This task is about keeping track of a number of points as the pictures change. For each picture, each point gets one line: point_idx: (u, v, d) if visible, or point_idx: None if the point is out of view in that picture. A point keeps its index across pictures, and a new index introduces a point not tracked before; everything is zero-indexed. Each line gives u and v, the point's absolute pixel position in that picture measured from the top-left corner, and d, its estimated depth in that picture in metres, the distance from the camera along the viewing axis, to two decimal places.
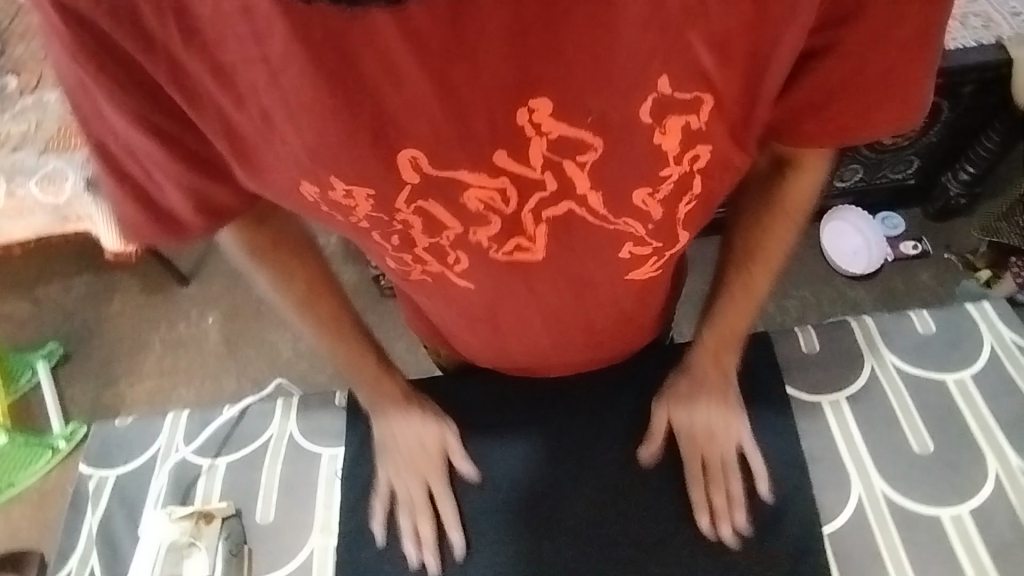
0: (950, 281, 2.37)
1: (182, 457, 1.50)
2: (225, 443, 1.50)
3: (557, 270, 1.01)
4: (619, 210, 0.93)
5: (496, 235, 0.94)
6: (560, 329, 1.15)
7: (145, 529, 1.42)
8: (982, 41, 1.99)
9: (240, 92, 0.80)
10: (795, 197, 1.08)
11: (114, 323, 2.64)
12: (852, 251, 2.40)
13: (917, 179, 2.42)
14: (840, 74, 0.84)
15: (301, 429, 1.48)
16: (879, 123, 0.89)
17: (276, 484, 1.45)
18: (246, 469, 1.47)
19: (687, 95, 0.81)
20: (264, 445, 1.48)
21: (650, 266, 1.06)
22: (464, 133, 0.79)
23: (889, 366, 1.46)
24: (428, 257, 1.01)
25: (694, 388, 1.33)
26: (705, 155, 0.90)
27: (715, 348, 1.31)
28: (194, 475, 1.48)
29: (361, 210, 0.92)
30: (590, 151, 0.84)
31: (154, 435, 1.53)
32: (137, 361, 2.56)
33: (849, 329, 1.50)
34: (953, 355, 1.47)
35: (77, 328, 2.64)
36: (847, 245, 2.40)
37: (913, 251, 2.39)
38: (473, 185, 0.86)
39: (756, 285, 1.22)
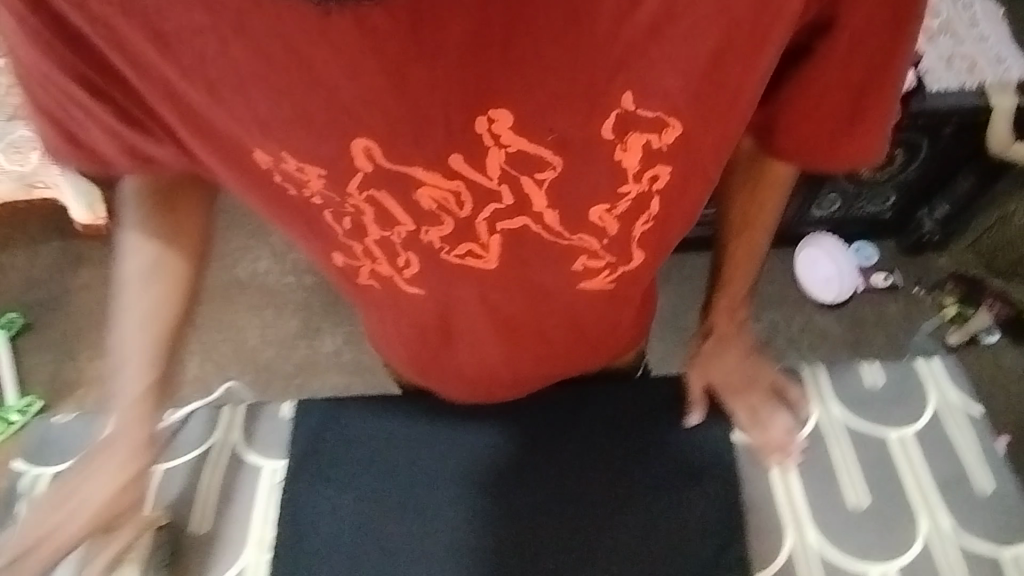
0: (917, 315, 2.41)
1: None
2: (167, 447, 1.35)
3: (510, 274, 1.02)
4: (575, 224, 0.95)
5: (448, 238, 0.94)
6: (513, 343, 1.17)
7: None
8: (965, 86, 1.99)
9: (187, 63, 0.78)
10: (777, 175, 1.09)
11: (78, 296, 2.58)
12: (824, 278, 2.41)
13: (894, 213, 2.42)
14: (806, 112, 0.91)
15: (245, 441, 1.35)
16: (845, 158, 0.95)
17: (214, 492, 1.32)
18: (189, 477, 1.33)
19: (650, 117, 0.85)
20: (205, 453, 1.35)
21: (605, 281, 1.08)
22: (420, 142, 0.80)
23: (838, 421, 1.34)
24: (377, 253, 1.00)
25: (721, 348, 1.34)
26: (663, 179, 0.94)
27: (726, 309, 1.32)
28: None
29: (314, 183, 0.89)
30: (548, 167, 0.86)
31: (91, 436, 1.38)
32: (99, 335, 2.51)
33: (803, 377, 1.37)
34: (899, 411, 1.34)
35: (40, 300, 2.58)
36: (819, 273, 2.41)
37: (884, 283, 2.43)
38: (426, 185, 0.85)
39: (753, 246, 1.22)
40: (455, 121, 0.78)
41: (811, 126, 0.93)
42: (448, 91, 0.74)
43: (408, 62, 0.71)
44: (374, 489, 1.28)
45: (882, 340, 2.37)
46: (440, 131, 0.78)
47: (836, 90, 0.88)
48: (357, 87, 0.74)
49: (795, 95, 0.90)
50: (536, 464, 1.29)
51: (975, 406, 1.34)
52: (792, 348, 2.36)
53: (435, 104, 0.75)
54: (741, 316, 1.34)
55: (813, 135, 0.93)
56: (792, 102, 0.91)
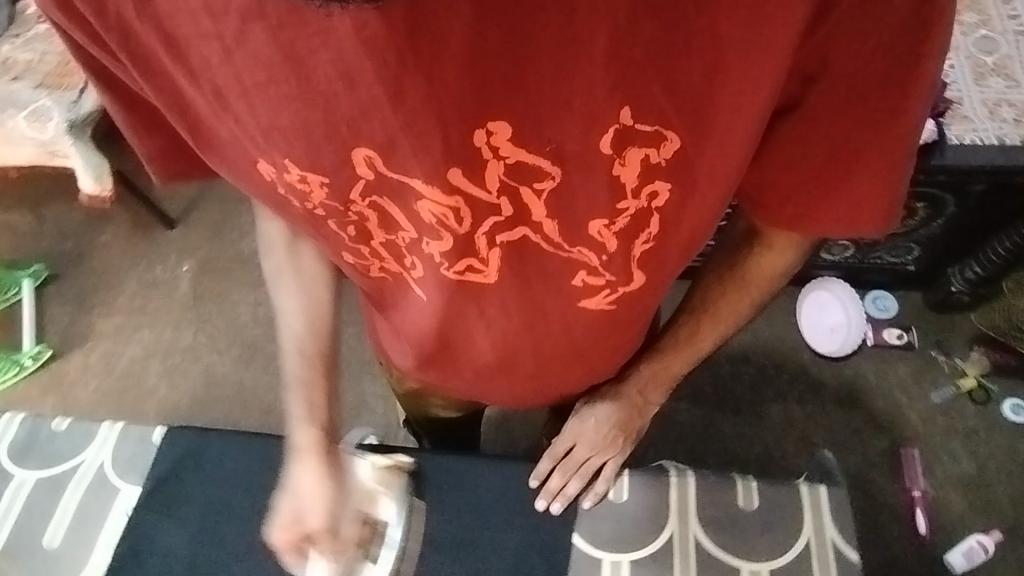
0: (930, 387, 1.20)
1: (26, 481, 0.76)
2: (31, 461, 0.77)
3: (523, 302, 0.57)
4: (571, 244, 0.51)
5: (453, 262, 0.53)
6: (477, 373, 0.67)
7: None
8: (1004, 143, 1.04)
9: (183, 63, 0.48)
10: (762, 275, 0.58)
11: (112, 257, 1.31)
12: (831, 328, 1.20)
13: (920, 265, 1.23)
14: (791, 171, 0.48)
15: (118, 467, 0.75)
16: (842, 234, 0.51)
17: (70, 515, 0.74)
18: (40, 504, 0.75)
19: (645, 130, 0.44)
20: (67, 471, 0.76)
21: (604, 301, 0.57)
22: (422, 160, 0.46)
23: (688, 543, 0.73)
24: (390, 258, 0.58)
25: (600, 419, 0.72)
26: (664, 203, 0.48)
27: (643, 381, 0.69)
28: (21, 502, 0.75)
29: (320, 199, 0.53)
30: (545, 178, 0.46)
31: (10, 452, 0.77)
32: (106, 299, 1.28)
33: (665, 489, 0.75)
34: (754, 544, 0.73)
35: (76, 256, 1.31)
36: (825, 318, 1.21)
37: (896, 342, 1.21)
38: (428, 200, 0.48)
39: (698, 344, 0.65)
40: (457, 137, 0.44)
41: (797, 202, 0.50)
42: (446, 114, 0.43)
43: (412, 85, 0.42)
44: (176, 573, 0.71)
45: (880, 406, 1.18)
46: (439, 155, 0.45)
47: (832, 139, 0.46)
48: (352, 116, 0.45)
49: (776, 143, 0.47)
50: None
51: (847, 550, 0.72)
52: (776, 400, 1.18)
53: (429, 130, 0.44)
54: (655, 403, 0.71)
55: (807, 208, 0.50)
56: (777, 155, 0.48)
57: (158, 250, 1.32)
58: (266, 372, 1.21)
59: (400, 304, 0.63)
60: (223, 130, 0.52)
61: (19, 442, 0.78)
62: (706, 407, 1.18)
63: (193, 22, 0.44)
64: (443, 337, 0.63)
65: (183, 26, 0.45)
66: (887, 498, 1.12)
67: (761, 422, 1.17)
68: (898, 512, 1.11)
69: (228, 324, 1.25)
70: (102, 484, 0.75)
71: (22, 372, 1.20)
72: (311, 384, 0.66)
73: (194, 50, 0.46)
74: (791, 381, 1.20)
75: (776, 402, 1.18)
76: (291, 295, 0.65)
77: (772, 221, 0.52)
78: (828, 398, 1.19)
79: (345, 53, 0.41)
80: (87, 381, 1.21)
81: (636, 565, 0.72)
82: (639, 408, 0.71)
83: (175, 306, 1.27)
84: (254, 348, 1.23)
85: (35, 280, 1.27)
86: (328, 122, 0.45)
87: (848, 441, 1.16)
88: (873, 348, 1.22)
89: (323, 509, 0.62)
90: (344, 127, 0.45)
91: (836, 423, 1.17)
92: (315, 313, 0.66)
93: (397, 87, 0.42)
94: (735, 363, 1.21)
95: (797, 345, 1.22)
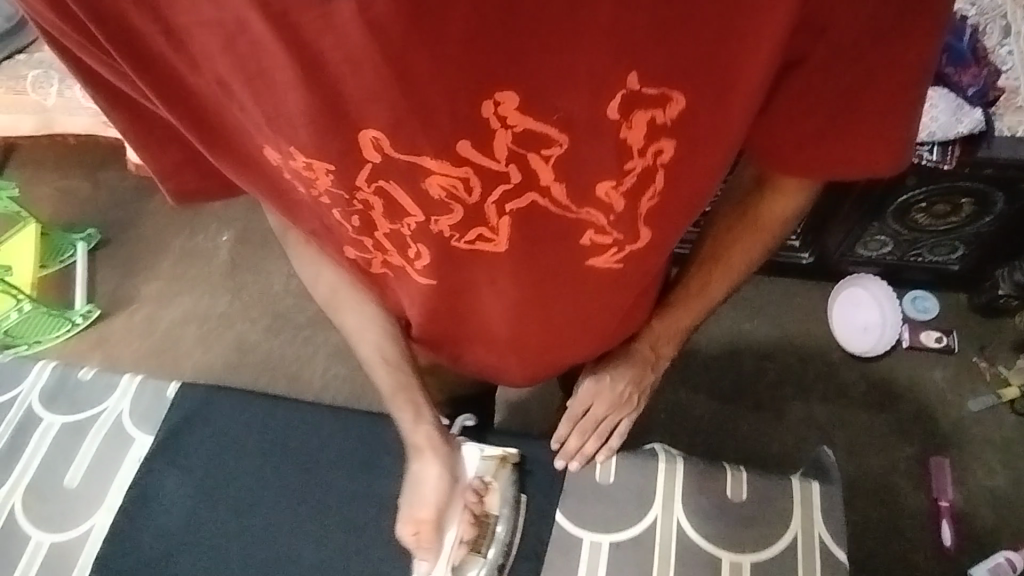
0: (968, 392, 1.14)
1: (53, 425, 0.77)
2: (56, 406, 0.78)
3: (529, 275, 0.53)
4: (578, 207, 0.48)
5: (463, 231, 0.50)
6: (485, 343, 0.64)
7: None
8: None
9: (177, 52, 0.44)
10: (772, 219, 0.56)
11: (155, 222, 1.37)
12: (862, 324, 1.16)
13: (964, 264, 1.16)
14: (803, 122, 0.45)
15: (135, 417, 0.76)
16: (862, 176, 0.48)
17: (88, 459, 0.75)
18: (65, 449, 0.76)
19: (651, 94, 0.41)
20: (89, 420, 0.77)
21: (612, 261, 0.53)
22: (432, 138, 0.42)
23: (671, 530, 0.70)
24: (394, 250, 0.55)
25: (609, 381, 0.70)
26: (669, 158, 0.46)
27: (654, 336, 0.67)
28: (47, 447, 0.76)
29: (325, 187, 0.50)
30: (552, 145, 0.43)
31: (39, 399, 0.79)
32: (150, 262, 1.34)
33: (653, 474, 0.73)
34: (740, 533, 0.70)
35: (123, 221, 1.38)
36: (855, 316, 1.16)
37: (935, 344, 1.16)
38: (437, 175, 0.45)
39: (715, 291, 0.63)
40: (465, 109, 0.40)
41: (807, 151, 0.47)
42: (453, 89, 0.39)
43: (421, 63, 0.38)
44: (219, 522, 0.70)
45: (911, 411, 1.13)
46: (444, 126, 0.41)
47: (846, 83, 0.43)
48: (358, 99, 0.41)
49: (785, 96, 0.44)
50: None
51: (834, 548, 0.69)
52: (798, 398, 1.15)
53: (432, 107, 0.40)
54: (667, 356, 0.69)
55: (822, 157, 0.47)
56: (787, 108, 0.45)
57: (199, 218, 1.38)
58: (295, 341, 1.26)
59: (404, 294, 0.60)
60: (230, 120, 0.49)
61: (49, 388, 0.79)
62: (723, 400, 1.15)
63: (193, 9, 0.39)
64: (453, 309, 0.60)
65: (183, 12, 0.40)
66: (910, 508, 1.07)
67: (781, 420, 1.14)
68: (924, 525, 1.06)
69: (261, 294, 1.30)
70: (120, 435, 0.75)
71: (74, 329, 1.27)
72: (403, 391, 0.67)
73: (193, 37, 0.41)
74: (816, 380, 1.16)
75: (798, 400, 1.15)
76: (351, 306, 0.65)
77: (784, 172, 0.49)
78: (855, 401, 1.14)
79: (352, 38, 0.37)
80: (130, 341, 1.27)
81: (616, 547, 0.70)
82: (652, 362, 0.69)
83: (213, 274, 1.32)
84: (285, 318, 1.28)
85: (88, 242, 1.34)
86: (335, 107, 0.42)
87: (874, 446, 1.11)
88: (907, 350, 1.17)
89: (433, 503, 0.65)
90: (353, 114, 0.42)
91: (861, 427, 1.13)
92: (378, 318, 0.65)
93: (403, 67, 0.38)
94: (758, 357, 1.18)
95: (826, 343, 1.18)
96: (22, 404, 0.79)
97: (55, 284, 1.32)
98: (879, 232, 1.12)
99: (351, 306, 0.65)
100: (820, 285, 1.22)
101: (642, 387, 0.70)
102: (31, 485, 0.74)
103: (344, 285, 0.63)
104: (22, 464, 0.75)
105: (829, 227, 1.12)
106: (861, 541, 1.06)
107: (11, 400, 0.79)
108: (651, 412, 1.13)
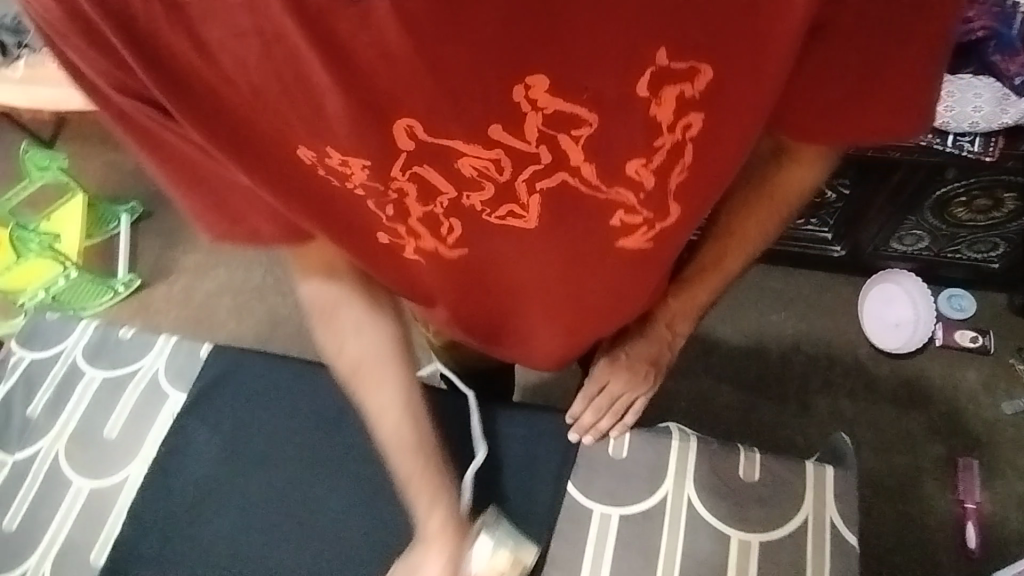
0: (1001, 394, 1.11)
1: (94, 379, 0.81)
2: (96, 361, 0.82)
3: (557, 255, 0.54)
4: (608, 186, 0.48)
5: (494, 208, 0.49)
6: (511, 326, 0.64)
7: (17, 401, 0.82)
8: None
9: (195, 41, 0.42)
10: (790, 189, 0.58)
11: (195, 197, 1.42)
12: (893, 321, 1.14)
13: (1005, 263, 1.13)
14: (826, 87, 0.47)
15: (169, 373, 0.79)
16: (886, 142, 0.50)
17: (125, 411, 0.78)
18: (103, 402, 0.80)
19: (679, 69, 0.42)
20: (126, 376, 0.80)
21: (641, 240, 0.53)
22: (463, 123, 0.42)
23: (681, 506, 0.71)
24: (425, 233, 0.52)
25: (627, 353, 0.72)
26: (698, 132, 0.46)
27: (671, 314, 0.69)
28: (88, 399, 0.80)
29: (360, 181, 0.47)
30: (581, 125, 0.44)
31: (82, 355, 0.83)
32: (190, 235, 1.39)
33: (666, 450, 0.73)
34: (749, 513, 0.70)
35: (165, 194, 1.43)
36: (887, 313, 1.14)
37: (970, 344, 1.13)
38: (468, 157, 0.45)
39: (731, 264, 0.65)
40: (497, 96, 0.41)
41: (827, 118, 0.49)
42: (481, 73, 0.39)
43: (450, 51, 0.38)
44: (235, 490, 0.72)
45: (940, 411, 1.11)
46: (479, 111, 0.42)
47: (870, 51, 0.45)
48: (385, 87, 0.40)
49: (811, 63, 0.45)
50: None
51: (845, 533, 0.69)
52: (824, 392, 1.13)
53: (465, 91, 0.40)
54: (682, 334, 0.71)
55: (845, 122, 0.49)
56: (813, 73, 0.46)
57: None
58: None
59: (430, 286, 0.59)
60: (253, 124, 0.43)
61: (92, 345, 0.83)
62: (746, 391, 1.14)
63: (227, 20, 0.37)
64: (482, 295, 0.60)
65: (215, 27, 0.38)
66: (935, 509, 1.05)
67: (805, 413, 1.12)
68: (949, 528, 1.04)
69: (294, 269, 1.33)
70: (156, 390, 0.79)
71: (117, 297, 1.32)
72: (425, 475, 0.63)
73: (224, 53, 0.39)
74: (843, 375, 1.14)
75: (824, 395, 1.13)
76: (382, 379, 0.61)
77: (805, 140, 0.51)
78: (884, 399, 1.12)
79: (385, 32, 0.37)
80: (168, 310, 1.32)
81: (626, 519, 0.70)
82: (668, 341, 0.71)
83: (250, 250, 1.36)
84: None
85: (131, 215, 1.38)
86: (365, 104, 0.41)
87: (900, 445, 1.09)
88: (940, 348, 1.14)
89: None
90: (386, 110, 0.42)
91: (888, 424, 1.11)
92: (407, 396, 0.62)
93: (434, 59, 0.39)
94: (784, 349, 1.16)
95: (855, 338, 1.16)
96: (66, 359, 0.83)
97: (100, 253, 1.37)
98: (916, 227, 1.09)
99: (371, 371, 0.61)
100: (852, 279, 1.19)
101: (658, 363, 0.72)
102: (73, 433, 0.78)
103: (378, 353, 0.60)
104: (65, 414, 0.79)
105: (863, 220, 1.10)
106: (884, 538, 1.04)
107: (58, 355, 0.83)
108: (672, 398, 1.13)
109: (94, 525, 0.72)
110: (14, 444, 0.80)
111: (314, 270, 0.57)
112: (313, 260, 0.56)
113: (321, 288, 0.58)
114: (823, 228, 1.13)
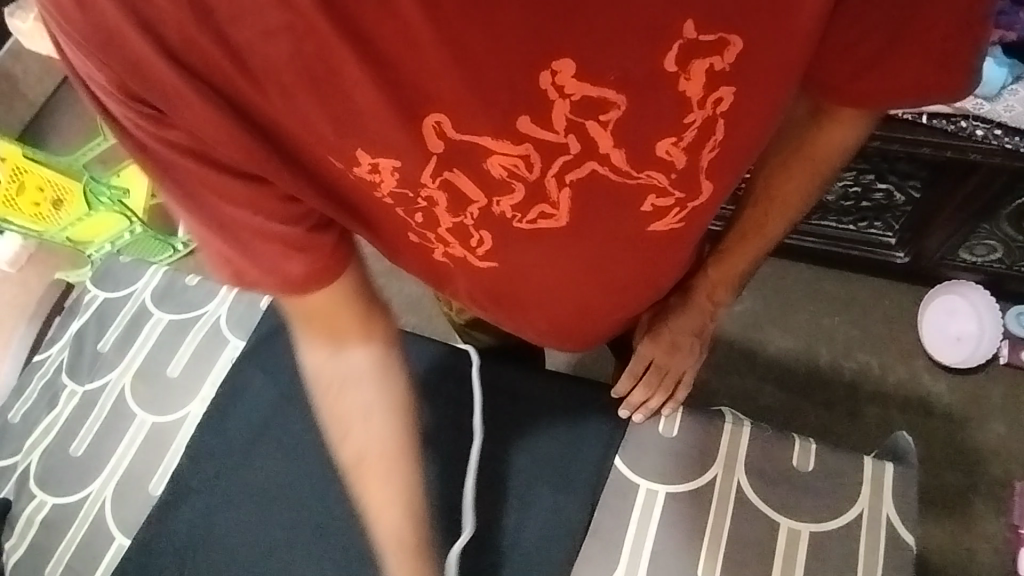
0: None
1: (159, 321, 0.84)
2: (161, 305, 0.86)
3: (585, 250, 0.53)
4: (639, 171, 0.47)
5: (525, 211, 0.49)
6: (541, 327, 0.63)
7: (87, 337, 0.86)
8: None
9: None
10: (829, 150, 0.56)
11: None
12: (953, 332, 1.09)
13: None
14: (857, 50, 0.47)
15: (231, 318, 0.82)
16: (916, 106, 0.50)
17: (186, 354, 0.82)
18: (166, 343, 0.83)
19: (709, 42, 0.40)
20: (189, 322, 0.84)
21: (672, 221, 0.52)
22: (491, 117, 0.41)
23: (729, 489, 0.70)
24: (455, 242, 0.53)
25: (673, 328, 0.70)
26: (728, 106, 0.45)
27: (711, 283, 0.67)
28: (153, 339, 0.83)
29: (389, 189, 0.47)
30: (610, 108, 0.42)
31: (150, 297, 0.86)
32: None
33: (718, 433, 0.72)
34: (798, 504, 0.69)
35: None
36: (946, 325, 1.10)
37: None
38: (498, 156, 0.44)
39: (773, 228, 0.62)
40: (523, 80, 0.39)
41: (871, 80, 0.48)
42: (514, 62, 0.38)
43: (480, 41, 0.37)
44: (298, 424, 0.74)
45: (998, 432, 1.06)
46: (507, 103, 0.40)
47: (899, 17, 0.45)
48: (414, 84, 0.39)
49: (839, 27, 0.45)
50: (493, 534, 0.69)
51: (900, 531, 0.68)
52: (875, 403, 1.10)
53: (492, 79, 0.39)
54: (724, 304, 0.68)
55: (876, 84, 0.49)
56: (847, 26, 0.45)
57: None
58: None
59: (458, 282, 0.59)
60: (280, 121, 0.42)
61: (160, 289, 0.87)
62: (793, 394, 1.11)
63: (257, 19, 0.36)
64: (510, 291, 0.58)
65: (244, 27, 0.36)
66: (987, 531, 1.01)
67: (854, 422, 1.09)
68: (999, 553, 0.99)
69: None
70: (217, 336, 0.82)
71: (175, 255, 1.32)
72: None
73: (256, 56, 0.38)
74: (897, 387, 1.10)
75: (876, 405, 1.09)
76: (386, 470, 0.58)
77: (842, 102, 0.51)
78: (938, 415, 1.08)
79: (419, 26, 0.36)
80: None
81: (672, 497, 0.70)
82: (709, 312, 0.69)
83: None
84: None
85: None
86: (398, 99, 0.40)
87: (952, 463, 1.05)
88: (1004, 366, 1.09)
89: None
90: (418, 106, 0.41)
91: (942, 441, 1.06)
92: (405, 499, 0.59)
93: (466, 45, 0.37)
94: (835, 356, 1.13)
95: (912, 349, 1.12)
96: (135, 301, 0.87)
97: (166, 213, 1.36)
98: (988, 236, 1.04)
99: (374, 443, 0.58)
100: (911, 287, 1.15)
101: (701, 333, 0.71)
102: (138, 370, 0.82)
103: (382, 443, 0.58)
104: (132, 351, 0.83)
105: (930, 225, 1.05)
106: (927, 555, 1.01)
107: (128, 296, 0.88)
108: (714, 396, 1.12)
109: (154, 458, 0.77)
110: (84, 376, 0.84)
111: (318, 332, 0.54)
112: (318, 318, 0.53)
113: (325, 349, 0.55)
114: (886, 232, 1.10)
